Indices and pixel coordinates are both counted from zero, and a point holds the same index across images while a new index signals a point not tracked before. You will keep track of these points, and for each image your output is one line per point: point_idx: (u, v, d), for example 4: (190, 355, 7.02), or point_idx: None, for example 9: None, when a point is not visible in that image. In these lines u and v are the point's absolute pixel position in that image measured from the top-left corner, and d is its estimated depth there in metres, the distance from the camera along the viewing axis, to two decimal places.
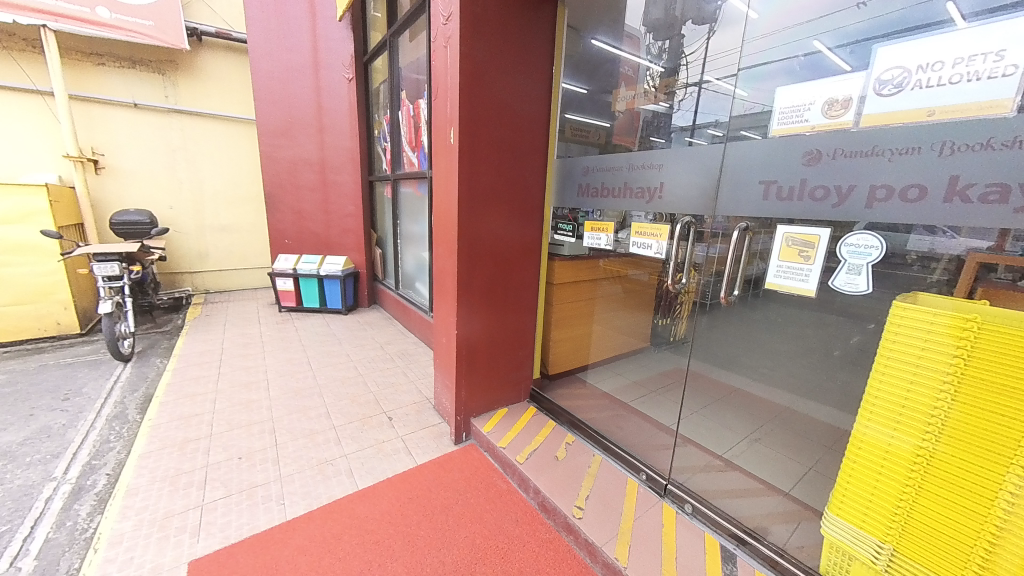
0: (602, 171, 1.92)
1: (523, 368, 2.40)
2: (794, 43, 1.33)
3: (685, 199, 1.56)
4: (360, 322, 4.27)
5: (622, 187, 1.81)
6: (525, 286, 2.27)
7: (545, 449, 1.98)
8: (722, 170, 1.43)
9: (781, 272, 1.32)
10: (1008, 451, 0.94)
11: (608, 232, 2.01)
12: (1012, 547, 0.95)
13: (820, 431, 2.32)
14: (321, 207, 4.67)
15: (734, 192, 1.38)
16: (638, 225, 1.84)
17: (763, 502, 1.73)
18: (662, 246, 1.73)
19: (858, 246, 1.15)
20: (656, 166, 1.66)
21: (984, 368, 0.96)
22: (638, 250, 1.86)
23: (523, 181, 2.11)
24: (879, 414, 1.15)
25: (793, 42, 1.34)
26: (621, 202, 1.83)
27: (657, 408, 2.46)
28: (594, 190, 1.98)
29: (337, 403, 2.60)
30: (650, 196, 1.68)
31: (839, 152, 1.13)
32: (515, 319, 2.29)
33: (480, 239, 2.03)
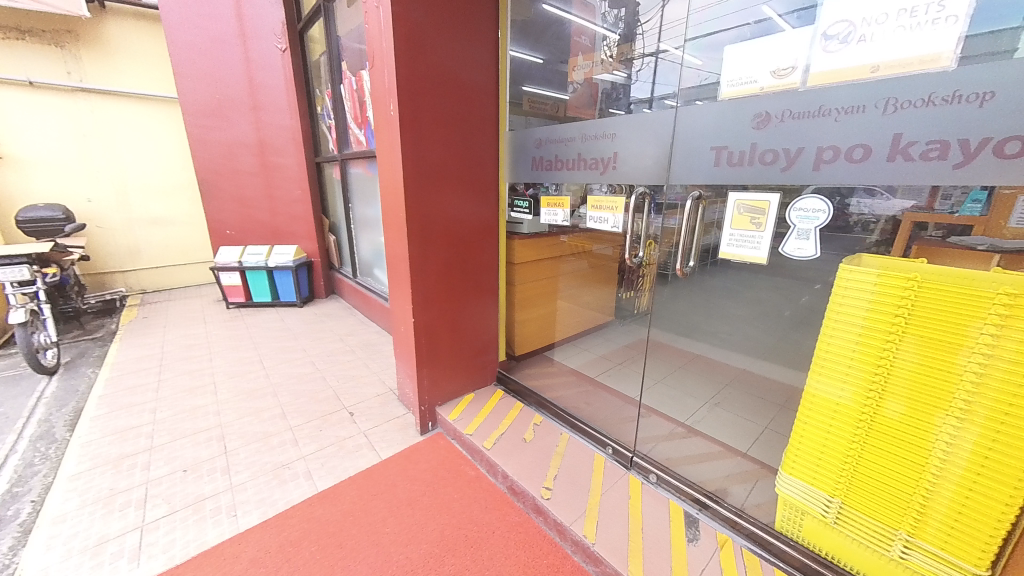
0: (554, 142, 1.83)
1: (487, 352, 2.34)
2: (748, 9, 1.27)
3: (638, 169, 1.51)
4: (318, 314, 4.05)
5: (574, 159, 1.74)
6: (485, 267, 2.19)
7: (513, 432, 1.95)
8: (674, 136, 1.37)
9: (734, 240, 1.30)
10: (946, 405, 0.98)
11: (565, 207, 1.95)
12: (945, 491, 1.00)
13: (775, 390, 2.43)
14: (264, 193, 4.31)
15: (685, 160, 1.34)
16: (593, 199, 1.79)
17: (723, 464, 1.79)
18: (619, 220, 1.69)
19: (806, 211, 1.13)
20: (609, 136, 1.58)
21: (925, 327, 0.99)
22: (595, 225, 1.82)
23: (475, 156, 1.99)
24: (828, 373, 1.18)
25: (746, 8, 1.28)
26: (575, 175, 1.77)
27: (623, 381, 2.49)
28: (548, 163, 1.88)
29: (294, 402, 2.45)
30: (603, 166, 1.63)
31: (788, 114, 1.09)
32: (476, 302, 2.20)
33: (432, 221, 1.91)
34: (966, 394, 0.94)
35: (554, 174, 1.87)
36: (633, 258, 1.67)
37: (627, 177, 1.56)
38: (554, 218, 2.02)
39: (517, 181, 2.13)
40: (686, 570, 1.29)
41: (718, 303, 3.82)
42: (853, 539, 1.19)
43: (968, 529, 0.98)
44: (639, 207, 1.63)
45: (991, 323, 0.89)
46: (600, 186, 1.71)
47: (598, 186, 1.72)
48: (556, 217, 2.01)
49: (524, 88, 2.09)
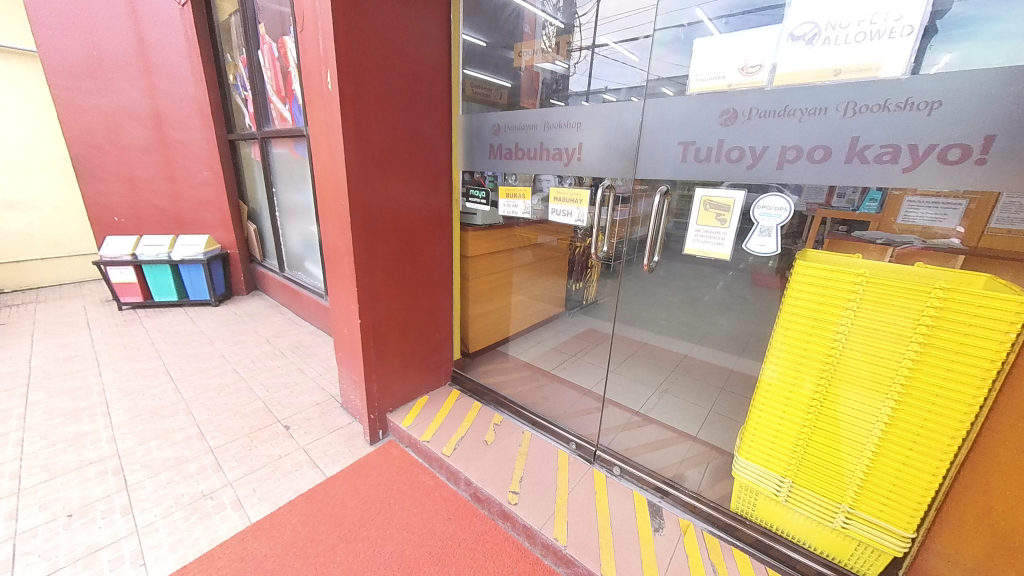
0: (514, 129, 1.73)
1: (441, 350, 2.21)
2: (679, 11, 1.29)
3: (602, 161, 1.47)
4: (237, 314, 3.56)
5: (535, 148, 1.66)
6: (436, 261, 2.04)
7: (473, 435, 1.86)
8: (640, 130, 1.35)
9: (699, 236, 1.31)
10: (886, 389, 1.07)
11: (526, 199, 1.83)
12: (880, 466, 1.11)
13: (714, 373, 2.61)
14: (162, 173, 3.64)
15: (652, 155, 1.32)
16: (554, 190, 1.71)
17: (677, 449, 1.87)
18: (582, 213, 1.64)
19: (769, 209, 1.16)
20: (576, 124, 1.52)
21: (870, 318, 1.07)
22: (558, 218, 1.73)
23: (425, 141, 1.82)
24: (781, 363, 1.25)
25: (678, 9, 1.29)
26: (537, 166, 1.68)
27: (577, 373, 2.51)
28: (506, 151, 1.78)
29: (214, 418, 2.12)
30: (569, 156, 1.56)
31: (754, 113, 1.11)
32: (428, 298, 2.05)
33: (379, 213, 1.72)
34: (903, 379, 1.04)
35: (513, 164, 1.77)
36: (598, 252, 1.63)
37: (593, 169, 1.51)
38: (511, 208, 1.91)
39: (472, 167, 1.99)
40: (654, 561, 1.31)
41: (655, 292, 4.02)
42: (800, 514, 1.29)
43: (902, 499, 1.09)
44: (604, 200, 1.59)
45: (925, 315, 0.99)
46: (562, 177, 1.63)
47: (561, 175, 1.63)
48: (513, 208, 1.89)
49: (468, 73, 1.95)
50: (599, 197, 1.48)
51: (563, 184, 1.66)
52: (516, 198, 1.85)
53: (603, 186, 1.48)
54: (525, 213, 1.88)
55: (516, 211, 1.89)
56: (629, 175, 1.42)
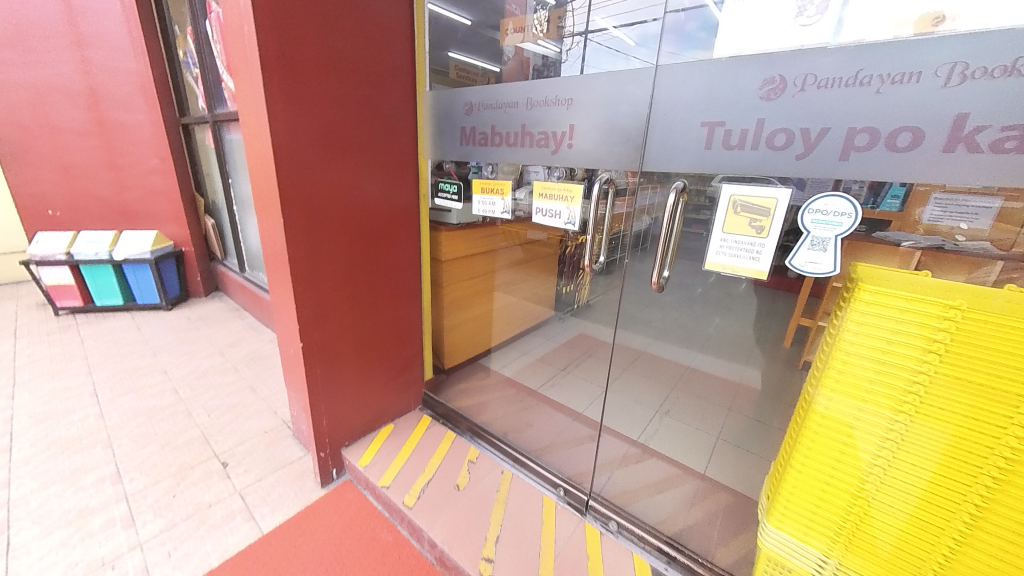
0: (489, 108, 1.38)
1: (410, 369, 1.89)
2: None
3: (599, 147, 1.15)
4: (191, 319, 3.20)
5: (517, 133, 1.33)
6: (401, 267, 1.71)
7: (442, 477, 1.56)
8: (650, 107, 1.03)
9: (725, 248, 0.98)
10: (985, 463, 0.78)
11: (506, 196, 1.51)
12: (963, 558, 0.84)
13: (719, 389, 2.34)
14: (101, 160, 3.21)
15: (665, 141, 1.02)
16: (541, 183, 1.39)
17: (683, 491, 1.59)
18: (574, 213, 1.32)
19: (825, 214, 0.82)
20: (568, 102, 1.18)
21: (967, 367, 0.77)
22: (545, 219, 1.42)
23: (382, 120, 1.48)
24: (830, 420, 0.93)
25: None
26: (519, 155, 1.35)
27: (567, 392, 2.21)
28: (482, 136, 1.43)
29: (138, 453, 1.79)
30: (559, 142, 1.23)
31: (809, 81, 0.81)
32: (392, 310, 1.73)
33: (324, 211, 1.39)
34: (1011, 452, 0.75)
35: (489, 152, 1.43)
36: (593, 264, 1.32)
37: (589, 159, 1.18)
38: (488, 207, 1.58)
39: (441, 158, 1.62)
40: None
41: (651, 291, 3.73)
42: None
43: None
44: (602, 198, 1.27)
45: None
46: (551, 167, 1.31)
47: (549, 166, 1.31)
48: (490, 206, 1.56)
49: (450, 55, 1.60)
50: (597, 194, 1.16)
51: (553, 176, 1.34)
52: (494, 194, 1.53)
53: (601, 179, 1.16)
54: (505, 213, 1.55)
55: (494, 210, 1.57)
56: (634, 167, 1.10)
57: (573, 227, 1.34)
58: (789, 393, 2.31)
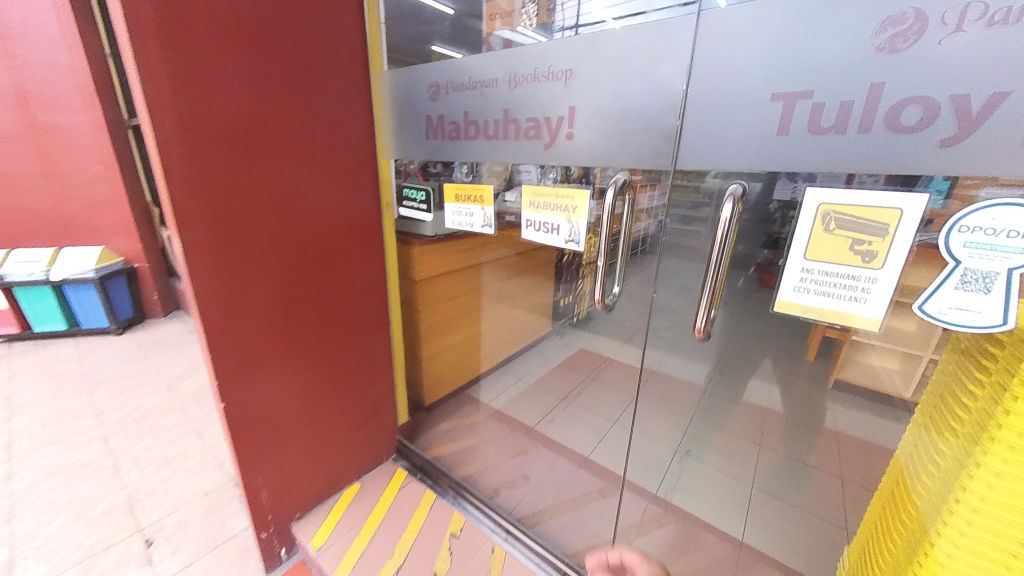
0: (459, 90, 1.01)
1: (379, 415, 1.56)
2: None
3: (612, 139, 0.79)
4: (144, 344, 2.84)
5: (495, 122, 0.96)
6: (361, 294, 1.38)
7: (418, 560, 1.23)
8: (689, 75, 0.68)
9: (808, 283, 0.64)
10: None
11: (487, 206, 1.16)
12: None
13: (744, 418, 2.03)
14: (36, 168, 2.83)
15: (714, 125, 0.68)
16: (530, 188, 1.02)
17: (718, 568, 1.27)
18: (577, 227, 0.93)
19: (986, 232, 0.50)
20: (564, 77, 0.82)
21: None
22: (539, 238, 1.03)
23: (321, 110, 1.13)
24: (973, 560, 0.60)
25: None
26: (499, 155, 0.98)
27: (569, 429, 1.89)
28: (452, 129, 1.06)
29: (42, 533, 1.44)
30: (552, 134, 0.87)
31: (971, 14, 0.48)
32: (350, 348, 1.40)
33: (245, 233, 1.04)
34: None
35: (460, 149, 1.06)
36: (608, 298, 0.94)
37: (596, 156, 0.83)
38: (464, 217, 1.20)
39: (403, 157, 1.26)
40: None
41: None
42: None
43: None
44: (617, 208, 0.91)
45: None
46: (543, 167, 0.95)
47: (541, 164, 0.94)
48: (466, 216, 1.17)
49: (433, 48, 1.13)
50: (610, 201, 0.81)
51: (547, 178, 0.97)
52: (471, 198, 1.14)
53: (616, 181, 0.81)
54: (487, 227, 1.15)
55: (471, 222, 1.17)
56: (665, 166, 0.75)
57: (578, 247, 0.94)
58: (824, 419, 2.01)
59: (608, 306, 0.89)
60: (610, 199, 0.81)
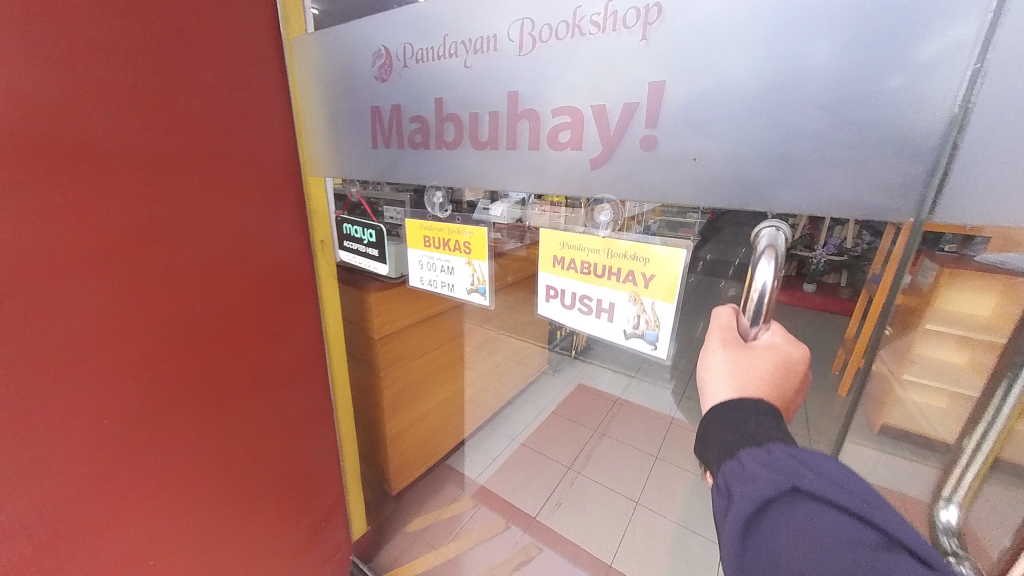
0: (422, 62, 0.57)
1: (323, 536, 1.10)
2: None
3: (742, 153, 0.38)
4: None
5: (495, 115, 0.52)
6: (286, 376, 0.92)
7: None
8: (876, 31, 0.31)
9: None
10: None
11: (471, 261, 0.63)
12: None
13: None
14: None
15: (951, 128, 0.31)
16: (558, 235, 0.53)
17: None
18: (659, 316, 0.48)
19: None
20: (644, 24, 0.40)
21: None
22: (580, 324, 0.55)
23: (192, 99, 0.67)
24: None
25: None
26: (500, 176, 0.54)
27: (584, 516, 1.45)
28: (412, 130, 0.62)
29: None
30: (610, 141, 0.44)
31: None
32: (273, 455, 0.94)
33: (56, 321, 0.59)
34: None
35: (431, 165, 0.61)
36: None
37: (708, 189, 0.40)
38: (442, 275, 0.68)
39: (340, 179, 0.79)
40: None
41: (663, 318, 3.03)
42: None
43: None
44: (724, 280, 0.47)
45: None
46: (592, 203, 0.49)
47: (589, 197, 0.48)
48: (449, 274, 0.67)
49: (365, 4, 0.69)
50: (759, 293, 0.35)
51: (598, 221, 0.50)
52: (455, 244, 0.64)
53: (766, 246, 0.36)
54: (486, 295, 0.64)
55: (453, 284, 0.67)
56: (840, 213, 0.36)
57: (657, 352, 0.49)
58: None
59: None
60: (754, 286, 0.36)
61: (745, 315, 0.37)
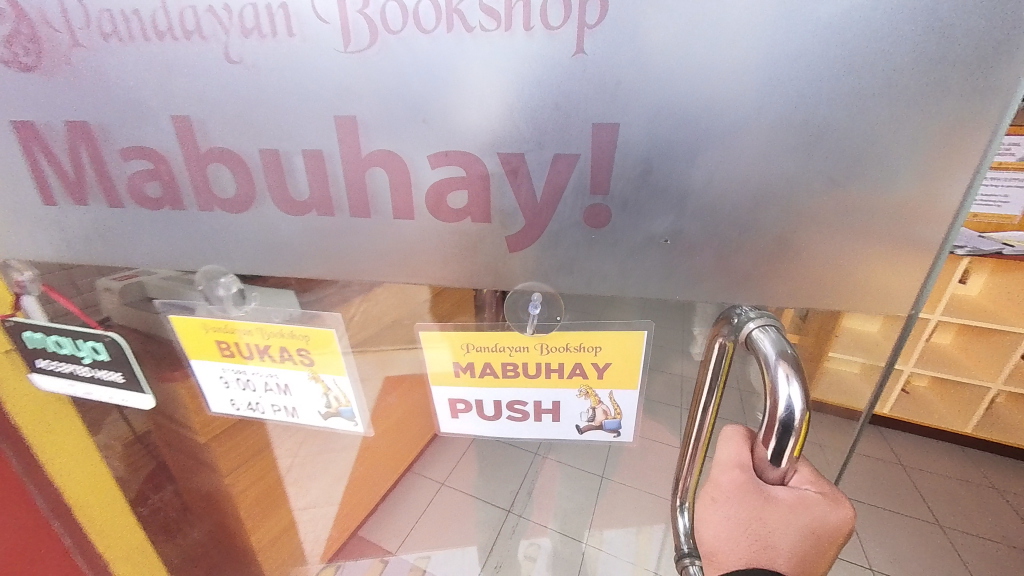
0: (132, 37, 0.27)
1: None
2: None
3: (725, 230, 0.27)
4: None
5: (318, 156, 0.29)
6: None
7: None
8: (866, 67, 0.22)
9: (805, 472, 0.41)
10: None
11: (321, 380, 0.40)
12: None
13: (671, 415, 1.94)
14: None
15: (929, 131, 0.23)
16: (460, 338, 0.36)
17: None
18: (621, 404, 0.38)
19: None
20: (576, 25, 0.23)
21: None
22: (508, 431, 0.41)
23: None
24: None
25: None
26: (352, 260, 0.32)
27: None
28: (146, 173, 0.31)
29: None
30: (539, 213, 0.28)
31: None
32: None
33: None
34: None
35: (204, 236, 0.33)
36: (688, 555, 0.40)
37: (688, 279, 0.29)
38: (271, 400, 0.43)
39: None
40: None
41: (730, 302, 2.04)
42: None
43: None
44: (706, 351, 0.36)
45: None
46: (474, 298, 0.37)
47: (468, 293, 0.37)
48: (283, 396, 0.42)
49: None
50: (783, 422, 0.26)
51: (528, 304, 0.33)
52: (280, 358, 0.39)
53: (777, 356, 0.27)
54: (355, 418, 0.43)
55: (297, 410, 0.43)
56: (851, 258, 0.27)
57: (621, 439, 0.40)
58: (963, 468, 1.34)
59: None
60: (774, 408, 0.27)
61: (764, 446, 0.28)
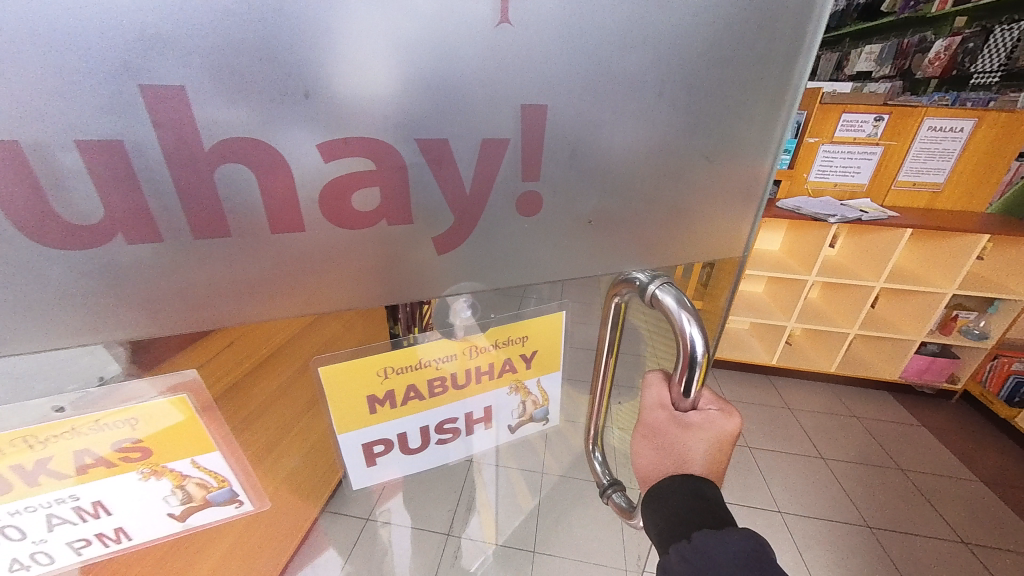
0: None
1: None
2: None
3: (648, 211, 0.27)
4: None
5: (111, 152, 0.17)
6: None
7: None
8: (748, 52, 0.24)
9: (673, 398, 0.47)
10: None
11: (165, 476, 0.28)
12: None
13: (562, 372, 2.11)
14: None
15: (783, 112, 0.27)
16: (373, 364, 0.30)
17: None
18: (547, 390, 0.39)
19: None
20: None
21: None
22: (441, 453, 0.37)
23: None
24: None
25: None
26: (204, 303, 0.22)
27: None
28: None
29: None
30: (470, 207, 0.24)
31: None
32: None
33: None
34: None
35: None
36: (611, 486, 0.45)
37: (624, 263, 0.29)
38: (69, 536, 0.27)
39: None
40: None
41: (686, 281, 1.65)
42: None
43: None
44: (605, 313, 0.38)
45: None
46: (391, 320, 0.32)
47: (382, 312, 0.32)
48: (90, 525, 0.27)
49: None
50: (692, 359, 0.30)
51: (453, 309, 0.30)
52: (77, 470, 0.25)
53: (678, 307, 0.31)
54: (236, 498, 0.31)
55: (128, 530, 0.29)
56: (730, 224, 0.30)
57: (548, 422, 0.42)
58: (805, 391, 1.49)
59: (632, 508, 0.43)
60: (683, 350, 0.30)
61: (679, 384, 0.31)
